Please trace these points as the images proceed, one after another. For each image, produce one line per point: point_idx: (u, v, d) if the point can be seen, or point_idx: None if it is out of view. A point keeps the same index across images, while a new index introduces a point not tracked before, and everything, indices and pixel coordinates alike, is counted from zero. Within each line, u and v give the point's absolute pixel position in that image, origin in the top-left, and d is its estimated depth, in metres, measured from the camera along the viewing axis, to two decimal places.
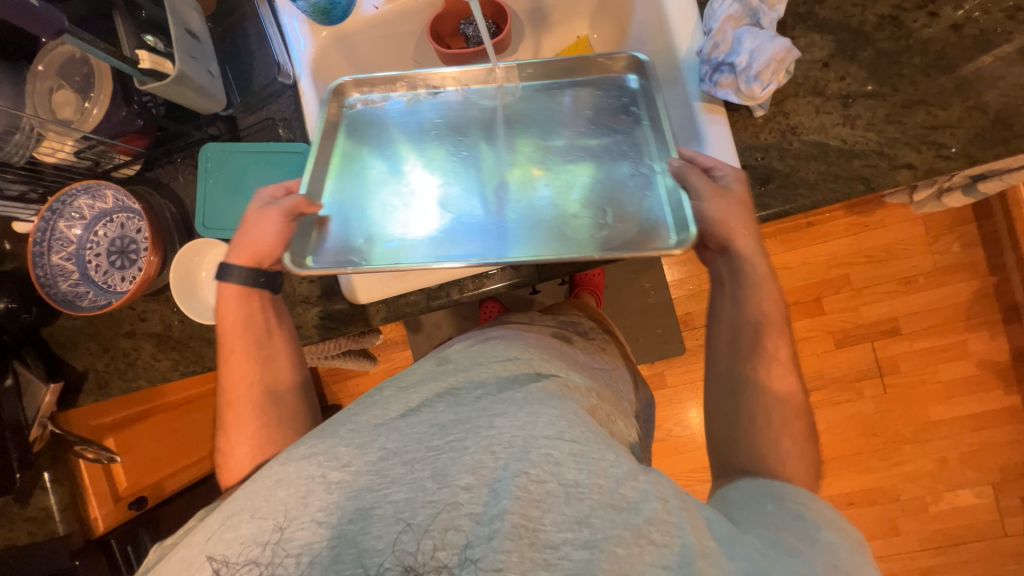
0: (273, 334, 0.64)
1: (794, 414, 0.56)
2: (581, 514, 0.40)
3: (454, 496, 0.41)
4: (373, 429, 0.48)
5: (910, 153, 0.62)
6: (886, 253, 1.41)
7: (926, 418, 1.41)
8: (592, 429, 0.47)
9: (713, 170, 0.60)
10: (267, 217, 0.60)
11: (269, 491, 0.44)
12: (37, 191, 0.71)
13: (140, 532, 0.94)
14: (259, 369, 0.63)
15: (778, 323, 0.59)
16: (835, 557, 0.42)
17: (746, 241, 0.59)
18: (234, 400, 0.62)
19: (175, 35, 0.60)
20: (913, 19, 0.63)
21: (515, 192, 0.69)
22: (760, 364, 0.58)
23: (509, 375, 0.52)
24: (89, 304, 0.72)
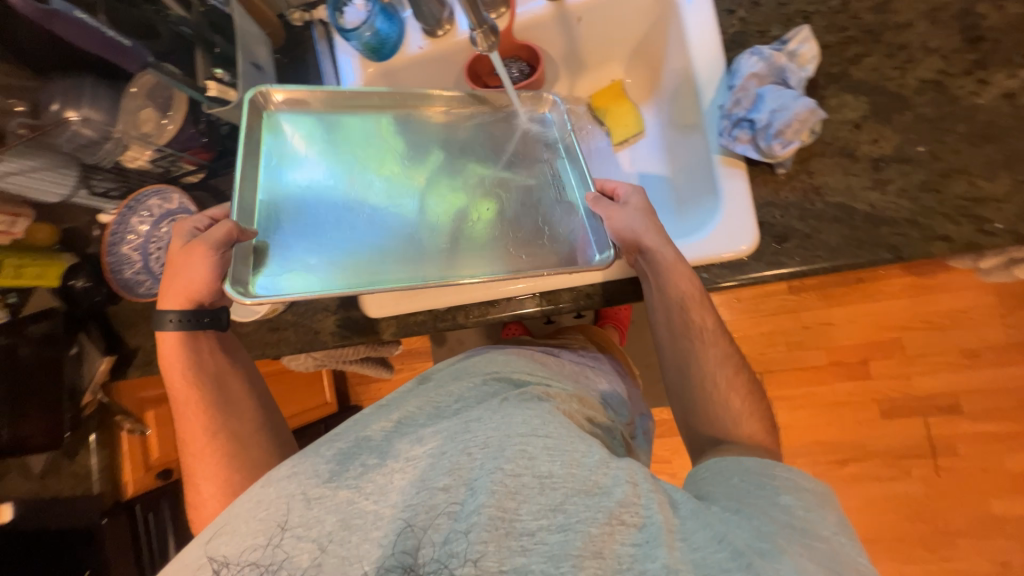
0: (223, 376, 0.66)
1: (734, 372, 0.61)
2: (554, 503, 0.41)
3: (431, 497, 0.42)
4: (354, 445, 0.49)
5: (947, 224, 0.58)
6: (949, 321, 1.28)
7: (986, 512, 1.25)
8: (569, 424, 0.48)
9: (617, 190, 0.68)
10: (196, 252, 0.60)
11: (253, 509, 0.45)
12: (118, 191, 0.83)
13: (163, 501, 1.05)
14: (220, 414, 0.63)
15: (699, 295, 0.61)
16: (789, 521, 0.44)
17: (650, 236, 0.61)
18: (194, 450, 0.62)
19: (241, 67, 0.69)
20: (958, 85, 0.60)
21: (446, 212, 0.72)
22: (693, 339, 0.62)
23: (486, 389, 0.53)
24: (145, 291, 0.83)
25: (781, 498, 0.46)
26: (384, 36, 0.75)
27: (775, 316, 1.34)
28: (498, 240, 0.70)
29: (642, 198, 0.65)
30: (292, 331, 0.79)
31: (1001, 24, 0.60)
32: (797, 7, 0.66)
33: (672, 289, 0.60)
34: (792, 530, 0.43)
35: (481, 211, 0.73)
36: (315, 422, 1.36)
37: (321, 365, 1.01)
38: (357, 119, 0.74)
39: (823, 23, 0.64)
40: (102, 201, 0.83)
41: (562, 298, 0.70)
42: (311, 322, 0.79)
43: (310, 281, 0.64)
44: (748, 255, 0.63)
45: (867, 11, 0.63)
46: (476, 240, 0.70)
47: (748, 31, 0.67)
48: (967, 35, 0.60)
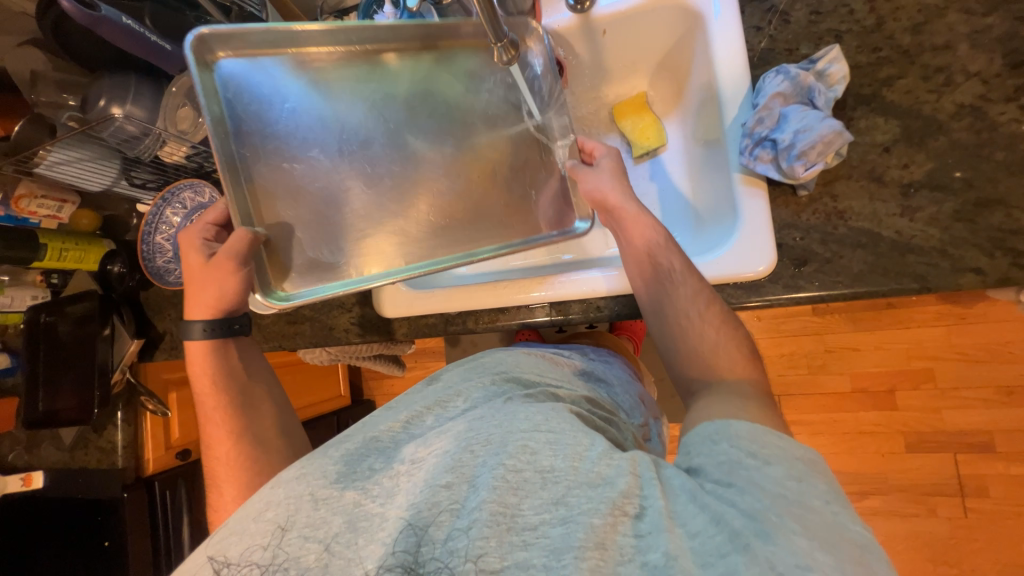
0: (249, 383, 0.67)
1: (707, 305, 0.56)
2: (556, 496, 0.40)
3: (434, 495, 0.41)
4: (362, 447, 0.48)
5: (979, 256, 0.56)
6: (984, 353, 1.21)
7: (1018, 559, 1.18)
8: (574, 419, 0.46)
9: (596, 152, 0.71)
10: (220, 267, 0.63)
11: (262, 508, 0.43)
12: (155, 183, 0.88)
13: (180, 480, 1.06)
14: (242, 417, 0.64)
15: (662, 242, 0.61)
16: (780, 492, 0.37)
17: (613, 194, 0.64)
18: (216, 451, 0.62)
19: None
20: (998, 112, 0.57)
21: (425, 177, 0.72)
22: (663, 284, 0.59)
23: (496, 388, 0.51)
24: (175, 279, 0.87)
25: (773, 470, 0.39)
26: None
27: (795, 338, 1.30)
28: (470, 209, 0.72)
29: (613, 161, 0.68)
30: (308, 325, 0.82)
31: None
32: (828, 25, 0.64)
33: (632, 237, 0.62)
34: (783, 502, 0.36)
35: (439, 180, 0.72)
36: (329, 413, 1.39)
37: (336, 360, 1.03)
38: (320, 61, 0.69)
39: (855, 42, 0.62)
40: (141, 191, 0.89)
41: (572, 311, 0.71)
42: (327, 318, 0.81)
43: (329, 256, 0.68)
44: (765, 276, 0.61)
45: (903, 30, 0.61)
46: (454, 210, 0.72)
47: (776, 49, 0.66)
48: (1010, 58, 0.58)
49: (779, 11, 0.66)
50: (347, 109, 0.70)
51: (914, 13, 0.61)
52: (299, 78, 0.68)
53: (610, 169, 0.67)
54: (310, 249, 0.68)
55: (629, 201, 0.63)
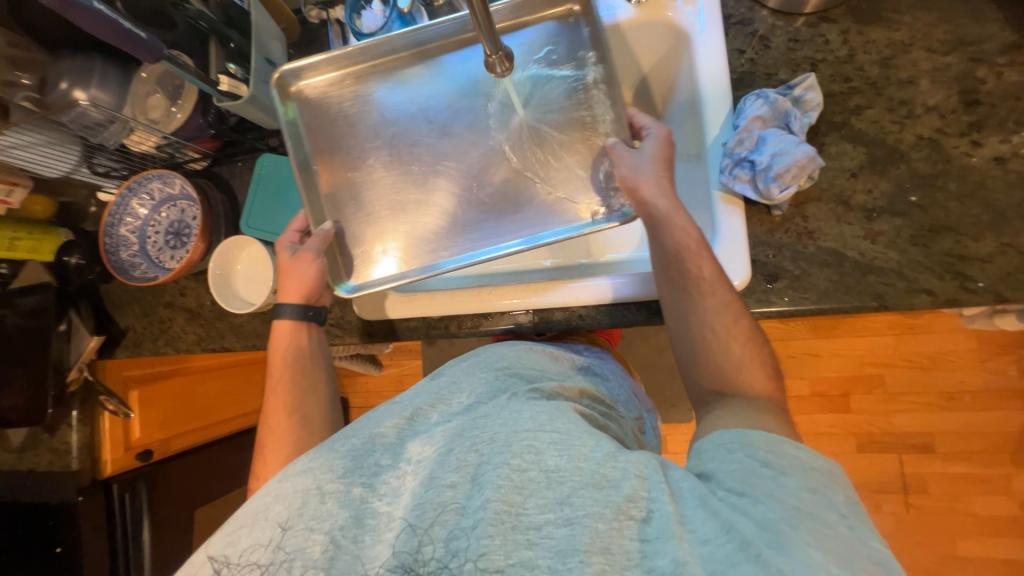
0: (314, 368, 0.68)
1: (735, 318, 0.54)
2: (561, 496, 0.39)
3: (440, 494, 0.41)
4: (367, 441, 0.47)
5: (932, 279, 0.60)
6: (930, 361, 1.29)
7: (951, 552, 1.27)
8: (578, 419, 0.45)
9: (645, 130, 0.66)
10: (304, 259, 0.68)
11: (269, 503, 0.43)
12: (120, 171, 0.83)
13: (141, 481, 1.02)
14: (300, 398, 0.65)
15: (696, 245, 0.56)
16: (794, 504, 0.37)
17: (647, 185, 0.59)
18: (270, 424, 0.64)
19: (255, 63, 0.70)
20: (953, 145, 0.61)
21: (482, 169, 0.72)
22: (690, 291, 0.55)
23: (497, 384, 0.50)
24: (140, 274, 0.83)
25: (789, 480, 0.39)
26: None
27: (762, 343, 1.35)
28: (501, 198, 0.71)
29: (660, 146, 0.62)
30: None
31: (998, 90, 0.61)
32: (805, 52, 0.67)
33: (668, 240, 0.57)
34: (799, 514, 0.37)
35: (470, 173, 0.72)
36: None
37: None
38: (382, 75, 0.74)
39: (829, 72, 0.66)
40: (104, 179, 0.84)
41: (557, 320, 0.72)
42: None
43: (383, 250, 0.71)
44: (739, 290, 0.64)
45: (872, 63, 0.65)
46: (491, 199, 0.71)
47: (756, 72, 0.69)
48: (966, 95, 0.61)
49: (759, 36, 0.69)
50: (405, 116, 0.74)
51: (882, 47, 0.64)
52: (362, 93, 0.74)
53: (655, 154, 0.61)
54: (369, 246, 0.72)
55: (665, 198, 0.58)
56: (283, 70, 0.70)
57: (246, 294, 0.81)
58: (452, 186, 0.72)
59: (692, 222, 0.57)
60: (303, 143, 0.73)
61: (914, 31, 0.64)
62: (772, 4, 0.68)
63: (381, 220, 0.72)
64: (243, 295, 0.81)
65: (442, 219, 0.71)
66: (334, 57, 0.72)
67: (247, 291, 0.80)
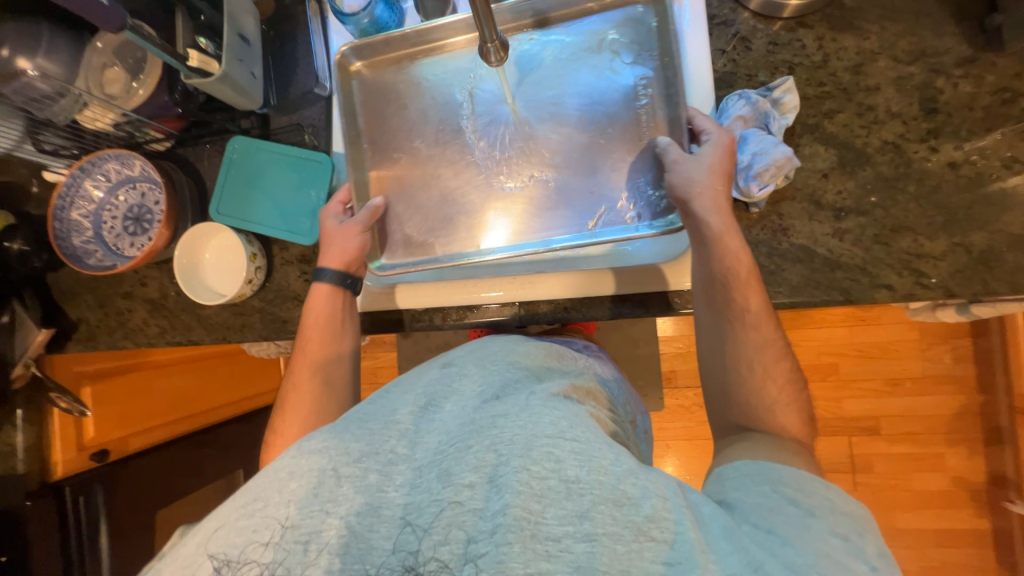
0: (342, 334, 0.70)
1: (776, 358, 0.57)
2: (582, 509, 0.37)
3: (457, 494, 0.38)
4: (383, 427, 0.45)
5: (891, 275, 0.65)
6: (878, 351, 1.38)
7: (892, 524, 1.38)
8: (596, 428, 0.43)
9: (703, 134, 0.64)
10: (352, 229, 0.69)
11: (281, 484, 0.41)
12: (69, 150, 0.77)
13: (98, 484, 0.95)
14: (325, 360, 0.68)
15: (744, 275, 0.58)
16: (825, 550, 0.38)
17: (699, 203, 0.60)
18: (297, 380, 0.67)
19: (227, 39, 0.66)
20: (914, 150, 0.65)
21: (524, 165, 0.72)
22: (734, 319, 0.58)
23: (513, 375, 0.50)
24: (95, 262, 0.77)
25: (818, 522, 0.40)
26: (383, 26, 0.74)
27: None
28: (547, 199, 0.71)
29: (720, 155, 0.61)
30: (258, 317, 0.78)
31: (955, 99, 0.65)
32: (783, 56, 0.70)
33: (721, 266, 0.58)
34: (829, 560, 0.37)
35: (506, 169, 0.73)
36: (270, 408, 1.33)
37: (285, 353, 0.97)
38: (436, 58, 0.75)
39: (804, 76, 0.69)
40: (51, 157, 0.77)
41: (543, 314, 0.72)
42: (279, 311, 0.78)
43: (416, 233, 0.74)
44: None
45: (844, 70, 0.68)
46: (531, 197, 0.72)
47: (737, 73, 0.71)
48: (925, 103, 0.65)
49: (740, 38, 0.71)
50: (454, 100, 0.75)
51: (853, 54, 0.68)
52: (416, 76, 0.75)
53: (713, 169, 0.60)
54: (408, 230, 0.74)
55: (717, 218, 0.59)
56: (347, 49, 0.72)
57: (216, 285, 0.77)
58: (497, 176, 0.73)
59: (744, 246, 0.59)
60: (354, 121, 0.76)
61: (882, 41, 0.67)
62: (753, 7, 0.70)
63: (416, 208, 0.74)
64: (212, 286, 0.77)
65: (483, 203, 0.73)
66: (395, 39, 0.73)
67: (218, 281, 0.77)
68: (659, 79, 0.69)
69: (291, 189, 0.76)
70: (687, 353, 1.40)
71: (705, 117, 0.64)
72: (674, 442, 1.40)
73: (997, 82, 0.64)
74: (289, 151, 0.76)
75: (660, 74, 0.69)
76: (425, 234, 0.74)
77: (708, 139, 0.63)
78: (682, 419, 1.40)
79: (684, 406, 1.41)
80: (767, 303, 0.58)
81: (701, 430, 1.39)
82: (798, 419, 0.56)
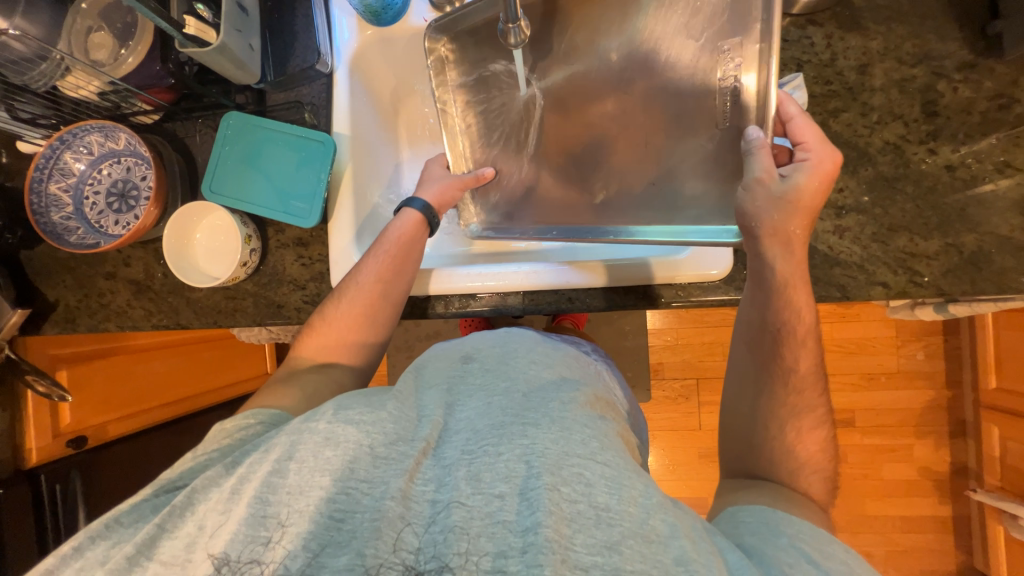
0: (410, 262, 0.67)
1: (813, 426, 0.56)
2: (610, 540, 0.37)
3: (486, 504, 0.38)
4: (418, 421, 0.46)
5: (887, 273, 0.67)
6: (855, 347, 1.43)
7: (863, 511, 1.43)
8: (625, 454, 0.44)
9: (802, 146, 0.57)
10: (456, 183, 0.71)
11: (318, 448, 0.42)
12: (48, 119, 0.73)
13: (74, 472, 0.92)
14: (388, 279, 0.66)
15: (801, 334, 0.56)
16: None
17: (773, 246, 0.55)
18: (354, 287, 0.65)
19: (225, 6, 0.63)
20: (912, 151, 0.67)
21: (585, 152, 0.66)
22: (776, 377, 0.57)
23: (549, 378, 0.49)
24: (77, 240, 0.73)
25: None
26: (389, 2, 0.71)
27: (718, 328, 1.40)
28: (597, 185, 0.65)
29: (814, 179, 0.55)
30: (251, 302, 0.76)
31: (954, 103, 0.66)
32: (792, 53, 0.70)
33: (775, 302, 0.57)
34: None
35: (559, 159, 0.68)
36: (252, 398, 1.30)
37: (275, 339, 0.95)
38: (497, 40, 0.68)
39: (812, 73, 0.70)
40: (25, 126, 0.72)
41: (547, 308, 0.72)
42: (274, 295, 0.76)
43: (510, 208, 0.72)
44: (719, 278, 0.67)
45: (850, 69, 0.69)
46: (589, 192, 0.66)
47: None
48: (927, 106, 0.67)
49: None
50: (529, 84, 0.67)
51: (859, 54, 0.69)
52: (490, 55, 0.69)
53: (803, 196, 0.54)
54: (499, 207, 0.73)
55: (786, 265, 0.56)
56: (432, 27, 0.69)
57: (207, 267, 0.74)
58: (568, 166, 0.67)
59: (809, 303, 0.57)
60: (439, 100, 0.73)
61: (887, 42, 0.68)
62: None
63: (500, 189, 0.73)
64: (204, 269, 0.74)
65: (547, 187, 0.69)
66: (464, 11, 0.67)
67: (209, 263, 0.74)
68: (761, 45, 0.54)
69: (289, 167, 0.72)
70: (675, 345, 1.42)
71: (807, 126, 0.57)
72: (659, 433, 1.43)
73: (994, 87, 0.66)
74: (286, 129, 0.73)
75: (767, 37, 0.53)
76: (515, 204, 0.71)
77: (803, 157, 0.57)
78: (668, 410, 1.43)
79: (670, 398, 1.43)
80: (817, 367, 0.57)
81: (686, 420, 1.42)
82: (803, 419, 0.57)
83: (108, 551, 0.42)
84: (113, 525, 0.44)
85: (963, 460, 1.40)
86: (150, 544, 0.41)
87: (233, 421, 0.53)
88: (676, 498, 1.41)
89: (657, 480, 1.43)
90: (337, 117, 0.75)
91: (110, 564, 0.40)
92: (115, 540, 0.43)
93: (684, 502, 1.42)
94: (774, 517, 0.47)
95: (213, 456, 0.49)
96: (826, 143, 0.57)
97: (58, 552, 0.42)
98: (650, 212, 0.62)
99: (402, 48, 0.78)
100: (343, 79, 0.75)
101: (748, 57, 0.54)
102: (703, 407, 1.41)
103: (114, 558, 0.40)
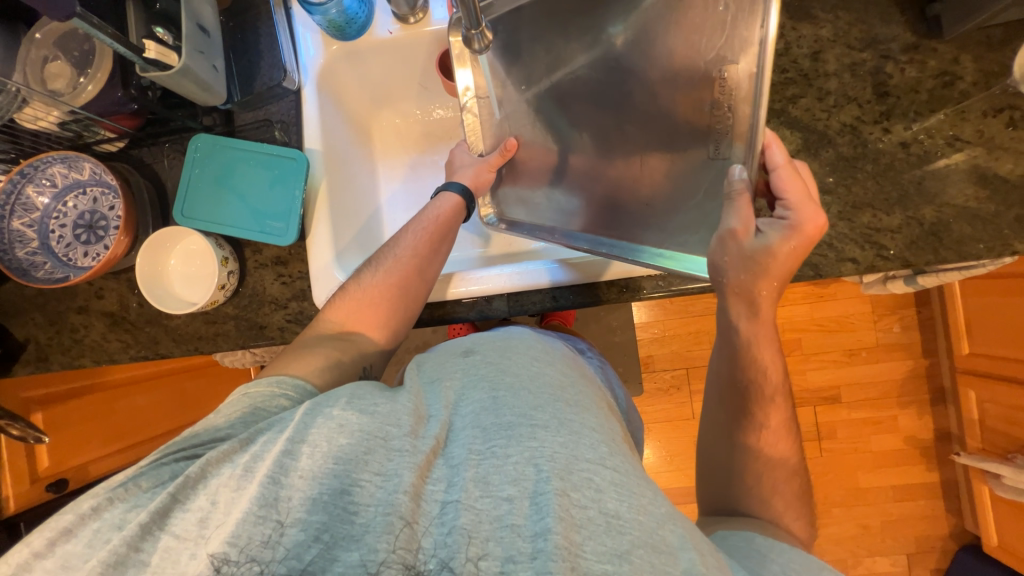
0: (447, 243, 0.68)
1: (787, 478, 0.57)
2: (621, 548, 0.37)
3: (495, 509, 0.39)
4: (423, 420, 0.46)
5: (855, 249, 0.69)
6: (836, 325, 1.47)
7: (857, 484, 1.46)
8: (634, 462, 0.44)
9: (782, 204, 0.54)
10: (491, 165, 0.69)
11: (332, 434, 0.42)
12: (7, 153, 0.71)
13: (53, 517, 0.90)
14: (426, 256, 0.66)
15: (769, 392, 0.58)
16: None
17: (737, 306, 0.56)
18: (391, 258, 0.65)
19: (185, 28, 0.62)
20: (869, 132, 0.70)
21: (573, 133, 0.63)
22: (748, 435, 0.58)
23: (557, 376, 0.50)
24: (45, 275, 0.71)
25: None
26: (353, 16, 0.71)
27: (702, 316, 1.43)
28: (587, 181, 0.64)
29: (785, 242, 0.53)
30: (232, 325, 0.74)
31: (903, 84, 0.70)
32: None
33: None
34: None
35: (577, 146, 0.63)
36: None
37: (260, 362, 0.93)
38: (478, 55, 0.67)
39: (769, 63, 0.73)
40: None
41: (533, 308, 0.73)
42: (255, 316, 0.74)
43: (535, 195, 0.69)
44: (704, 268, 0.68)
45: (804, 56, 0.72)
46: (601, 184, 0.63)
47: None
48: (877, 87, 0.70)
49: None
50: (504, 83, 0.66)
51: (811, 43, 0.72)
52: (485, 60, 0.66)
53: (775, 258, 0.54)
54: (523, 190, 0.70)
55: (749, 324, 0.57)
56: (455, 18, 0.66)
57: (184, 293, 0.72)
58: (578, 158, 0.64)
59: (777, 362, 0.58)
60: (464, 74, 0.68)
61: (836, 29, 0.72)
62: None
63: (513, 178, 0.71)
64: (180, 295, 0.72)
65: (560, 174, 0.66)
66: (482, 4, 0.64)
67: (186, 289, 0.72)
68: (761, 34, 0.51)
69: (263, 187, 0.72)
70: (663, 337, 1.44)
71: (789, 180, 0.54)
72: (654, 426, 1.45)
73: (938, 66, 0.69)
74: (258, 149, 0.72)
75: (759, 68, 0.51)
76: (537, 193, 0.69)
77: (783, 214, 0.55)
78: (660, 401, 1.45)
79: (661, 389, 1.45)
80: (788, 419, 0.59)
81: (679, 410, 1.44)
82: (786, 402, 0.59)
83: (124, 514, 0.41)
84: (132, 488, 0.43)
85: (945, 425, 1.44)
86: (165, 512, 0.41)
87: (258, 386, 0.52)
88: (675, 488, 1.42)
89: (654, 472, 1.45)
90: (308, 133, 0.74)
91: (108, 548, 0.39)
92: (132, 503, 0.42)
93: (684, 491, 1.43)
94: (765, 544, 0.49)
95: (235, 425, 0.48)
96: (812, 203, 0.54)
97: (78, 509, 0.42)
98: (632, 220, 0.62)
99: (370, 59, 0.78)
100: (311, 94, 0.75)
101: (741, 99, 0.53)
102: (695, 395, 1.43)
103: (131, 523, 0.40)
